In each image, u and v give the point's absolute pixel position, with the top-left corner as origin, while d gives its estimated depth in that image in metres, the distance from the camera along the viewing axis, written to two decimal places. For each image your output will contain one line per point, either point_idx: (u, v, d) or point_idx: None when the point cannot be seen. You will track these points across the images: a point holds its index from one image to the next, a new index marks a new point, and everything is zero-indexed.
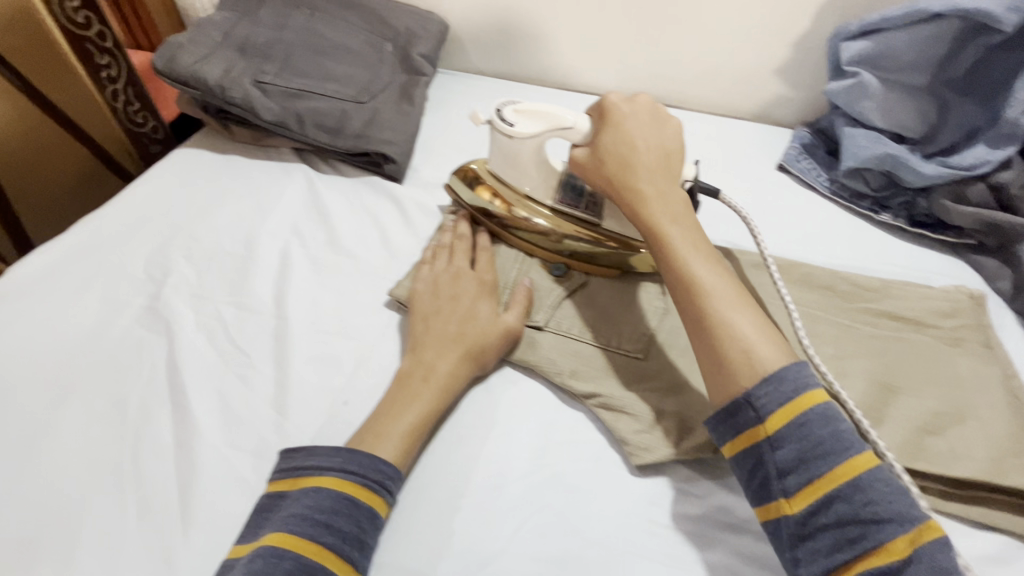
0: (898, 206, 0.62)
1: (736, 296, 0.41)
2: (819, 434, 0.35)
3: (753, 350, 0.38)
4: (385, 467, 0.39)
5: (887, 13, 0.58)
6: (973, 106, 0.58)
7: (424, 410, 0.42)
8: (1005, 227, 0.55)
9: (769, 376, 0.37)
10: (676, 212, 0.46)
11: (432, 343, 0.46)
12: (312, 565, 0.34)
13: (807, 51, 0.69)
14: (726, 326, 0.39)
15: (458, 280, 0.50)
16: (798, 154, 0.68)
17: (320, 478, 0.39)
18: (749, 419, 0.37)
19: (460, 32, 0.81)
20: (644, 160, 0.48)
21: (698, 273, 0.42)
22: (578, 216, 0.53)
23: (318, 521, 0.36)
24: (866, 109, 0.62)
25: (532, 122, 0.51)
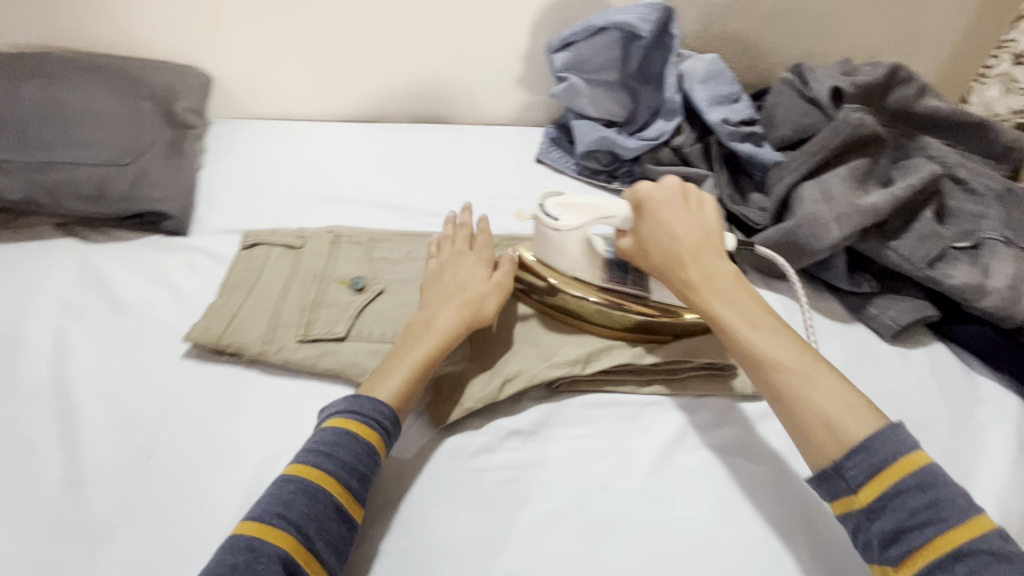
0: (623, 174, 0.80)
1: (809, 366, 0.42)
2: (915, 503, 0.36)
3: (835, 421, 0.40)
4: (387, 410, 0.45)
5: (573, 30, 0.74)
6: (651, 91, 0.76)
7: (426, 355, 0.49)
8: (689, 178, 0.73)
9: (855, 447, 0.38)
10: (727, 292, 0.47)
11: (438, 302, 0.53)
12: (315, 488, 0.40)
13: (535, 63, 0.85)
14: (804, 402, 0.41)
15: (459, 259, 0.57)
16: (549, 147, 0.83)
17: (328, 421, 0.45)
18: (841, 487, 0.39)
19: (229, 80, 0.84)
20: (677, 246, 0.50)
21: (764, 351, 0.44)
22: (625, 291, 0.55)
23: (318, 452, 0.42)
24: (583, 105, 0.77)
25: (576, 215, 0.53)
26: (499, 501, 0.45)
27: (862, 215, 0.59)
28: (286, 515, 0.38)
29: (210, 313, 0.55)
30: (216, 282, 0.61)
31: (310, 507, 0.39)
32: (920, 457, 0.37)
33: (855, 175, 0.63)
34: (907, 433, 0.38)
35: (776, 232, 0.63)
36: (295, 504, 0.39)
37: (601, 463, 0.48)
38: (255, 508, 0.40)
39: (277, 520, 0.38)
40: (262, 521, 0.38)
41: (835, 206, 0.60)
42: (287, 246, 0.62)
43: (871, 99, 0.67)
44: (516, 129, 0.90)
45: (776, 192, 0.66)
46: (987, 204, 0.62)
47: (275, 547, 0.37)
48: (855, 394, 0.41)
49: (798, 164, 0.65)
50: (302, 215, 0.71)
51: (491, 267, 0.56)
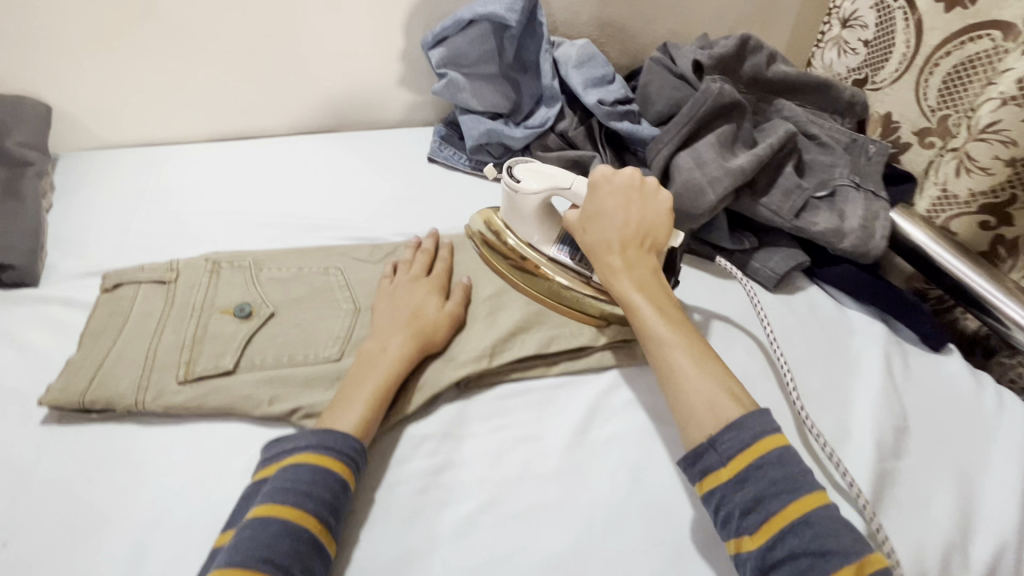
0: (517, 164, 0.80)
1: (699, 358, 0.46)
2: (775, 476, 0.40)
3: (715, 403, 0.44)
4: (356, 444, 0.44)
5: (443, 24, 0.73)
6: (531, 79, 0.78)
7: (378, 385, 0.48)
8: (579, 160, 0.75)
9: (732, 423, 0.42)
10: (645, 283, 0.51)
11: (387, 327, 0.52)
12: (296, 528, 0.39)
13: (413, 61, 0.83)
14: (686, 381, 0.45)
15: (415, 284, 0.57)
16: (440, 145, 0.82)
17: (299, 456, 0.43)
18: (714, 461, 0.42)
19: (70, 108, 0.75)
20: (604, 233, 0.54)
21: (659, 335, 0.48)
22: (575, 267, 0.58)
23: (296, 493, 0.40)
24: (466, 99, 0.77)
25: (536, 180, 0.58)
26: (413, 514, 0.44)
27: (731, 176, 0.63)
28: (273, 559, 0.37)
29: (71, 367, 0.49)
30: (77, 333, 0.54)
31: (297, 549, 0.38)
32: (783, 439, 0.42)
33: (722, 140, 0.67)
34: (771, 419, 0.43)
35: None
36: (281, 548, 0.38)
37: (516, 453, 0.48)
38: (230, 555, 0.37)
39: (266, 567, 0.36)
40: (248, 569, 0.36)
41: (707, 171, 0.64)
42: (157, 281, 0.57)
43: (728, 69, 0.72)
44: (404, 130, 0.88)
45: (656, 165, 0.69)
46: (836, 154, 0.69)
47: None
48: (738, 389, 0.45)
49: (671, 136, 0.68)
50: (175, 245, 0.65)
51: (443, 296, 0.57)
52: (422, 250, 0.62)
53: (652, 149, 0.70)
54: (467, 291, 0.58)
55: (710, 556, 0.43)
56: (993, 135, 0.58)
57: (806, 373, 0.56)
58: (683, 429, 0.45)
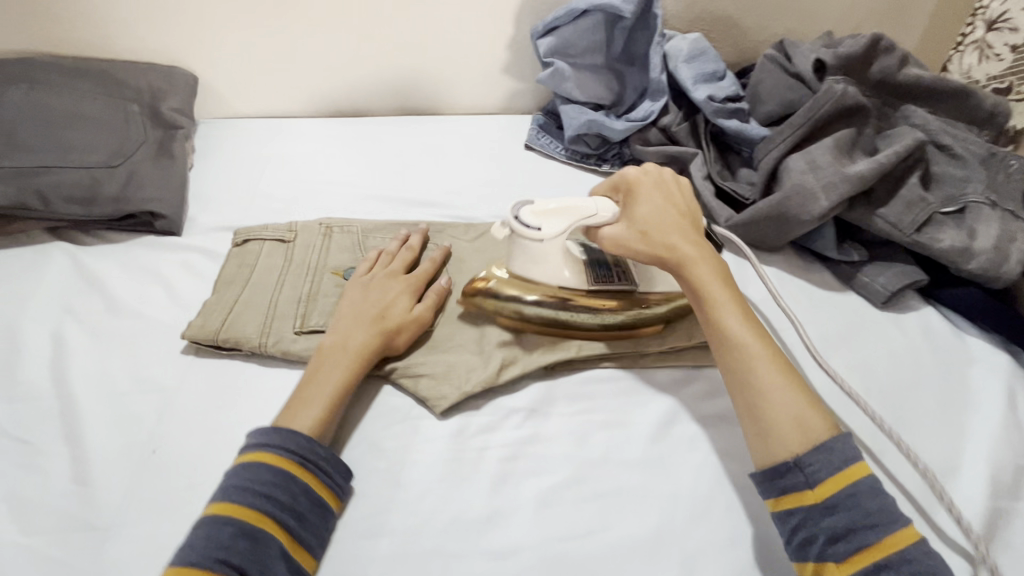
0: (613, 157, 0.80)
1: (776, 364, 0.44)
2: (870, 507, 0.38)
3: (801, 416, 0.42)
4: (324, 451, 0.44)
5: (555, 13, 0.74)
6: (637, 72, 0.78)
7: (336, 385, 0.47)
8: (678, 157, 0.74)
9: (821, 445, 0.40)
10: (714, 279, 0.49)
11: (352, 323, 0.51)
12: (255, 531, 0.39)
13: (520, 49, 0.85)
14: (771, 391, 0.43)
15: (390, 279, 0.55)
16: (538, 134, 0.83)
17: (258, 454, 0.42)
18: (799, 482, 0.40)
19: (212, 80, 0.83)
20: (664, 227, 0.52)
21: (741, 341, 0.45)
22: (615, 288, 0.54)
23: (253, 492, 0.40)
24: (570, 89, 0.78)
25: (557, 223, 0.52)
26: (504, 479, 0.46)
27: (849, 183, 0.60)
28: (226, 559, 0.37)
29: (209, 309, 0.55)
30: (210, 280, 0.61)
31: (252, 550, 0.38)
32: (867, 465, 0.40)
33: (842, 144, 0.63)
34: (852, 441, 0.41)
35: (766, 203, 0.64)
36: (236, 548, 0.38)
37: (601, 436, 0.49)
38: (188, 554, 0.38)
39: (219, 568, 0.37)
40: (204, 569, 0.37)
41: (822, 176, 0.61)
42: (278, 240, 0.63)
43: (853, 70, 0.68)
44: (502, 117, 0.90)
45: (764, 165, 0.67)
46: (972, 167, 0.63)
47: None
48: (812, 393, 0.44)
49: (784, 137, 0.66)
50: (294, 209, 0.71)
51: (415, 297, 0.55)
52: (405, 248, 0.60)
53: (763, 150, 0.68)
54: (444, 293, 0.56)
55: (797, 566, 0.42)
56: None
57: (910, 396, 0.54)
58: (772, 446, 0.42)
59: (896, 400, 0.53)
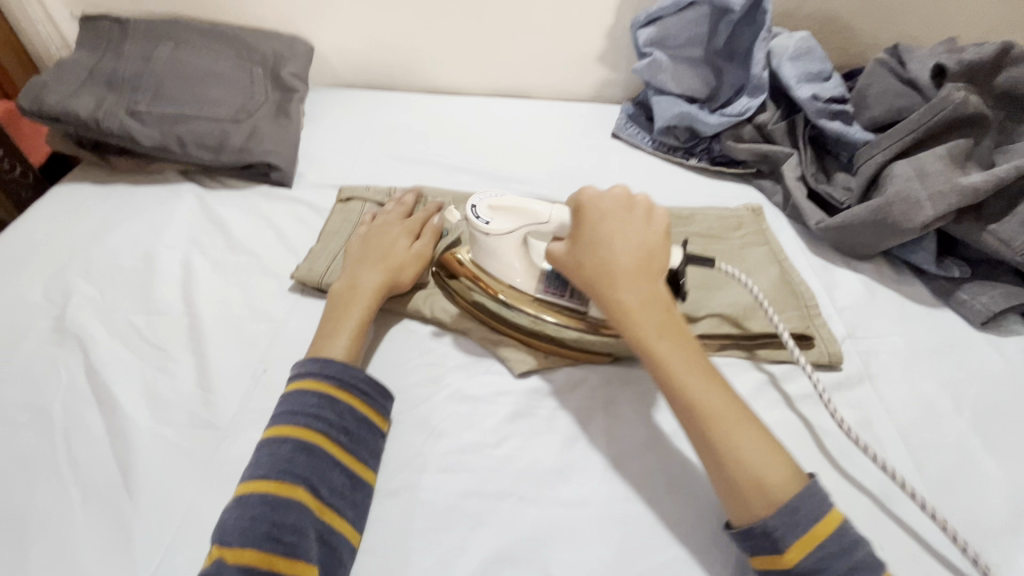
0: (702, 151, 0.79)
1: (737, 422, 0.40)
2: (843, 567, 0.36)
3: (764, 481, 0.38)
4: (356, 373, 0.47)
5: (660, 4, 0.75)
6: (737, 67, 0.77)
7: (356, 317, 0.51)
8: (771, 156, 0.73)
9: (783, 509, 0.37)
10: (667, 328, 0.43)
11: (359, 266, 0.55)
12: (310, 446, 0.43)
13: (617, 39, 0.86)
14: (731, 454, 0.39)
15: (384, 229, 0.60)
16: (626, 123, 0.85)
17: (300, 382, 0.46)
18: (766, 545, 0.38)
19: (327, 50, 0.90)
20: (617, 266, 0.44)
21: (700, 402, 0.40)
22: (564, 306, 0.51)
23: (305, 414, 0.44)
24: (665, 80, 0.79)
25: (506, 219, 0.50)
26: (578, 442, 0.48)
27: (959, 194, 0.57)
28: (292, 474, 0.41)
29: (316, 255, 0.61)
30: (315, 230, 0.67)
31: (312, 463, 0.42)
32: (837, 516, 0.38)
33: (956, 154, 0.61)
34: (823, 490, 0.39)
35: (863, 208, 0.62)
36: (298, 462, 0.42)
37: (671, 413, 0.50)
38: (254, 470, 0.41)
39: (285, 478, 0.41)
40: (272, 482, 0.40)
41: (930, 184, 0.59)
42: (379, 202, 0.68)
43: (977, 78, 0.64)
44: (591, 105, 0.92)
45: (865, 170, 0.65)
46: None
47: (288, 499, 0.40)
48: (777, 452, 0.40)
49: (890, 142, 0.64)
50: (391, 174, 0.76)
51: (413, 239, 0.59)
52: (398, 203, 0.64)
53: (864, 154, 0.66)
54: (438, 232, 0.61)
55: None
56: None
57: (1004, 421, 0.52)
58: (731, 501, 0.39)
59: (987, 423, 0.51)
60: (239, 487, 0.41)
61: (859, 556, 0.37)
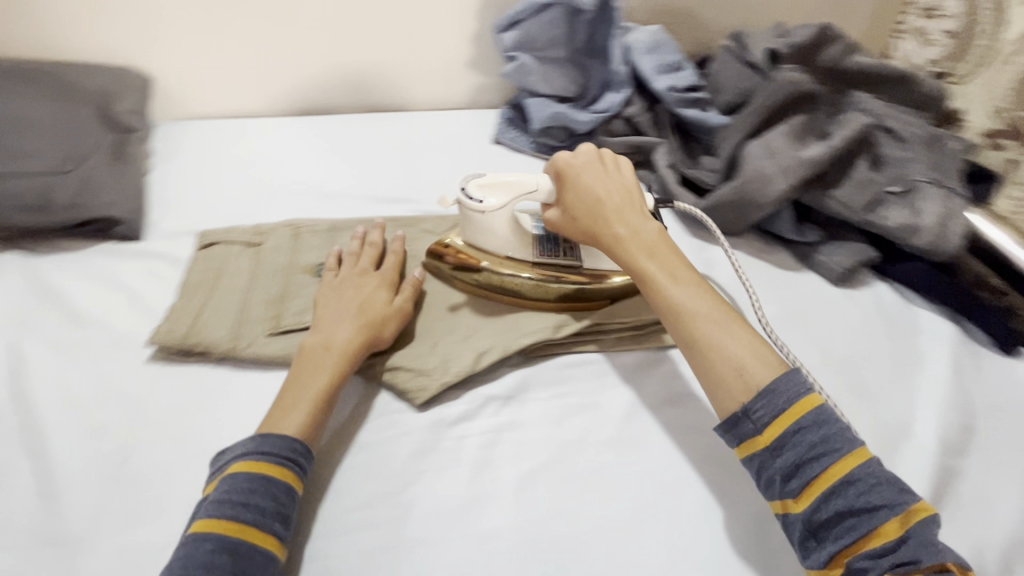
0: (580, 148, 0.81)
1: (721, 319, 0.47)
2: (813, 438, 0.40)
3: (744, 366, 0.44)
4: (297, 446, 0.43)
5: (518, 8, 0.76)
6: (600, 64, 0.79)
7: (317, 390, 0.46)
8: (643, 147, 0.75)
9: (762, 391, 0.42)
10: (650, 249, 0.51)
11: (328, 321, 0.51)
12: (234, 542, 0.38)
13: (483, 45, 0.86)
14: (714, 346, 0.45)
15: (364, 274, 0.56)
16: (505, 127, 0.85)
17: (241, 463, 0.42)
18: (748, 429, 0.43)
19: (169, 79, 0.81)
20: (600, 205, 0.54)
21: (683, 303, 0.48)
22: (558, 263, 0.57)
23: (240, 504, 0.39)
24: (534, 82, 0.79)
25: (498, 194, 0.55)
26: (487, 470, 0.46)
27: (803, 167, 0.63)
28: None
29: (176, 313, 0.54)
30: (174, 285, 0.60)
31: (236, 563, 0.37)
32: (814, 398, 0.42)
33: (796, 131, 0.66)
34: (802, 378, 0.43)
35: (726, 189, 0.66)
36: (218, 564, 0.36)
37: (577, 419, 0.50)
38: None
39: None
40: None
41: (779, 161, 0.64)
42: (246, 243, 0.62)
43: (803, 59, 0.71)
44: (468, 113, 0.90)
45: (724, 153, 0.69)
46: (914, 150, 0.67)
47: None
48: (766, 350, 0.45)
49: (742, 124, 0.68)
50: (260, 210, 0.70)
51: (393, 291, 0.55)
52: (369, 244, 0.59)
53: (721, 137, 0.70)
54: (421, 282, 0.57)
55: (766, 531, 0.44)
56: None
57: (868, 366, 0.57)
58: (719, 395, 0.45)
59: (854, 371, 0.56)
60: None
61: (830, 431, 0.40)
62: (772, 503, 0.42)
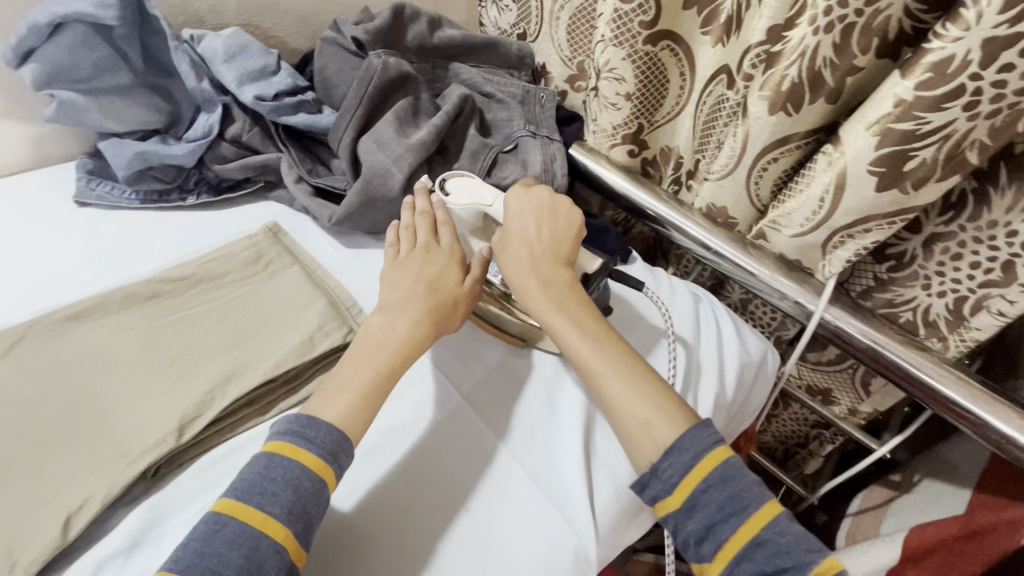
0: (197, 184, 0.69)
1: (628, 377, 0.47)
2: (721, 498, 0.42)
3: (650, 422, 0.45)
4: (336, 435, 0.42)
5: (17, 34, 0.57)
6: (179, 83, 0.67)
7: (356, 394, 0.45)
8: (267, 165, 0.67)
9: (668, 448, 0.44)
10: (558, 302, 0.51)
11: (393, 302, 0.50)
12: (250, 539, 0.37)
13: (5, 86, 0.64)
14: (622, 403, 0.46)
15: (427, 253, 0.54)
16: (88, 184, 0.67)
17: (279, 444, 0.42)
18: (659, 488, 0.44)
19: None
20: (517, 257, 0.53)
21: (588, 361, 0.48)
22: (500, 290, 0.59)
23: (262, 491, 0.39)
24: (99, 119, 0.64)
25: (465, 194, 0.57)
26: None
27: (414, 153, 0.62)
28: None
29: None
30: None
31: (246, 563, 0.36)
32: (723, 452, 0.43)
33: (402, 116, 0.66)
34: (713, 429, 0.45)
35: (352, 197, 0.62)
36: (229, 560, 0.36)
37: None
38: (174, 560, 0.36)
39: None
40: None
41: (390, 152, 0.62)
42: None
43: (390, 41, 0.71)
44: (31, 179, 0.69)
45: (343, 155, 0.65)
46: (512, 107, 0.73)
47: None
48: (677, 406, 0.46)
49: (347, 121, 0.65)
50: None
51: (462, 270, 0.55)
52: (420, 213, 0.57)
53: (335, 138, 0.66)
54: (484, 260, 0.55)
55: (457, 533, 0.44)
56: (610, 74, 0.65)
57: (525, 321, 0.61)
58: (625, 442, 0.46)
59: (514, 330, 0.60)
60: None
61: (737, 489, 0.42)
62: (693, 561, 0.43)
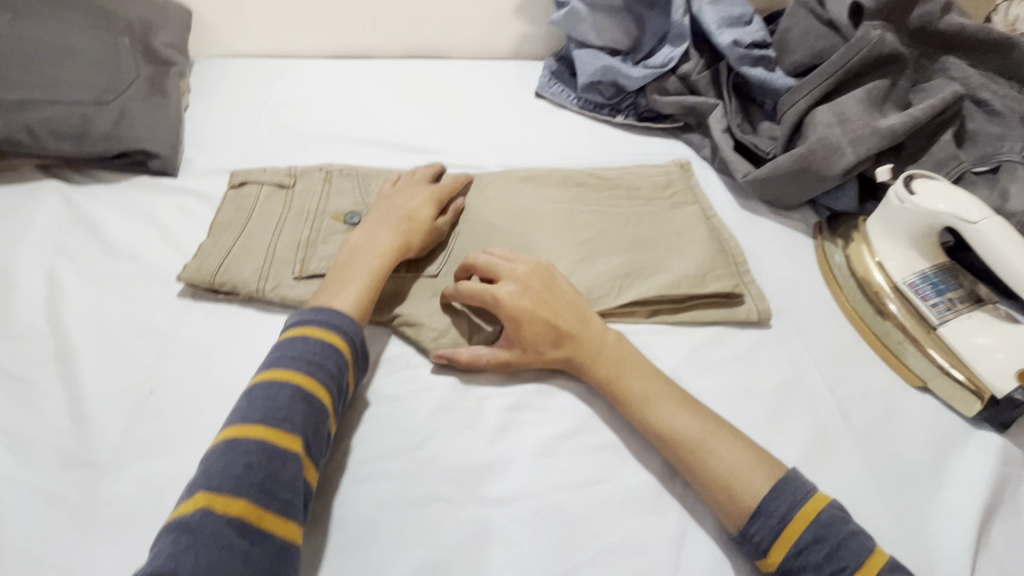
0: (628, 107, 0.75)
1: (707, 431, 0.42)
2: (818, 558, 0.37)
3: (737, 475, 0.40)
4: (351, 323, 0.45)
5: None
6: (658, 15, 0.73)
7: (368, 271, 0.49)
8: (697, 108, 0.70)
9: (759, 505, 0.38)
10: (628, 360, 0.46)
11: (381, 226, 0.53)
12: (308, 395, 0.40)
13: None
14: (721, 475, 0.40)
15: (413, 189, 0.57)
16: (549, 81, 0.79)
17: (296, 329, 0.44)
18: (751, 550, 0.39)
19: (208, 15, 0.79)
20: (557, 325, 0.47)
21: (669, 424, 0.43)
22: (918, 306, 0.51)
23: (309, 363, 0.41)
24: (586, 32, 0.73)
25: (938, 199, 0.50)
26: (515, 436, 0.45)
27: (878, 138, 0.57)
28: (291, 421, 0.38)
29: (206, 250, 0.54)
30: (206, 223, 0.59)
31: (309, 412, 0.39)
32: (818, 501, 0.38)
33: (872, 97, 0.60)
34: (801, 477, 0.40)
35: (786, 159, 0.60)
36: (296, 411, 0.39)
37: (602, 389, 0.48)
38: (244, 416, 0.38)
39: (286, 426, 0.38)
40: (264, 426, 0.38)
41: (850, 129, 0.58)
42: (277, 185, 0.60)
43: (892, 16, 0.63)
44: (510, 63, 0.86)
45: (789, 118, 0.63)
46: (1010, 125, 0.58)
47: (290, 451, 0.37)
48: (753, 448, 0.42)
49: (811, 87, 0.63)
50: (293, 155, 0.68)
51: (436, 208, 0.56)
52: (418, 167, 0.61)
53: (788, 101, 0.64)
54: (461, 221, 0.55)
55: None
56: None
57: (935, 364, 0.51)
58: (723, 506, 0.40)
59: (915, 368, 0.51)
60: (231, 434, 0.37)
61: (841, 537, 0.37)
62: None
